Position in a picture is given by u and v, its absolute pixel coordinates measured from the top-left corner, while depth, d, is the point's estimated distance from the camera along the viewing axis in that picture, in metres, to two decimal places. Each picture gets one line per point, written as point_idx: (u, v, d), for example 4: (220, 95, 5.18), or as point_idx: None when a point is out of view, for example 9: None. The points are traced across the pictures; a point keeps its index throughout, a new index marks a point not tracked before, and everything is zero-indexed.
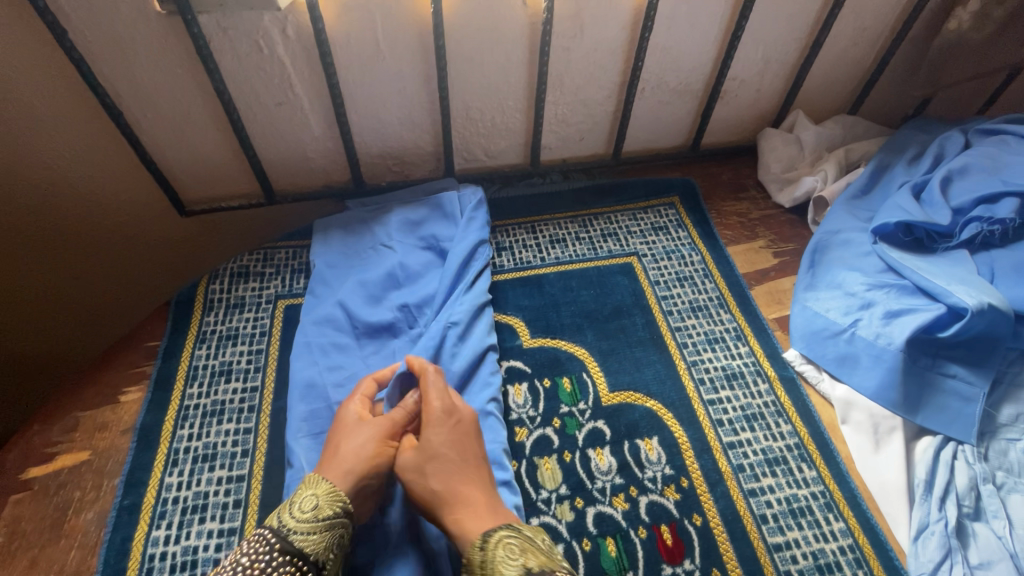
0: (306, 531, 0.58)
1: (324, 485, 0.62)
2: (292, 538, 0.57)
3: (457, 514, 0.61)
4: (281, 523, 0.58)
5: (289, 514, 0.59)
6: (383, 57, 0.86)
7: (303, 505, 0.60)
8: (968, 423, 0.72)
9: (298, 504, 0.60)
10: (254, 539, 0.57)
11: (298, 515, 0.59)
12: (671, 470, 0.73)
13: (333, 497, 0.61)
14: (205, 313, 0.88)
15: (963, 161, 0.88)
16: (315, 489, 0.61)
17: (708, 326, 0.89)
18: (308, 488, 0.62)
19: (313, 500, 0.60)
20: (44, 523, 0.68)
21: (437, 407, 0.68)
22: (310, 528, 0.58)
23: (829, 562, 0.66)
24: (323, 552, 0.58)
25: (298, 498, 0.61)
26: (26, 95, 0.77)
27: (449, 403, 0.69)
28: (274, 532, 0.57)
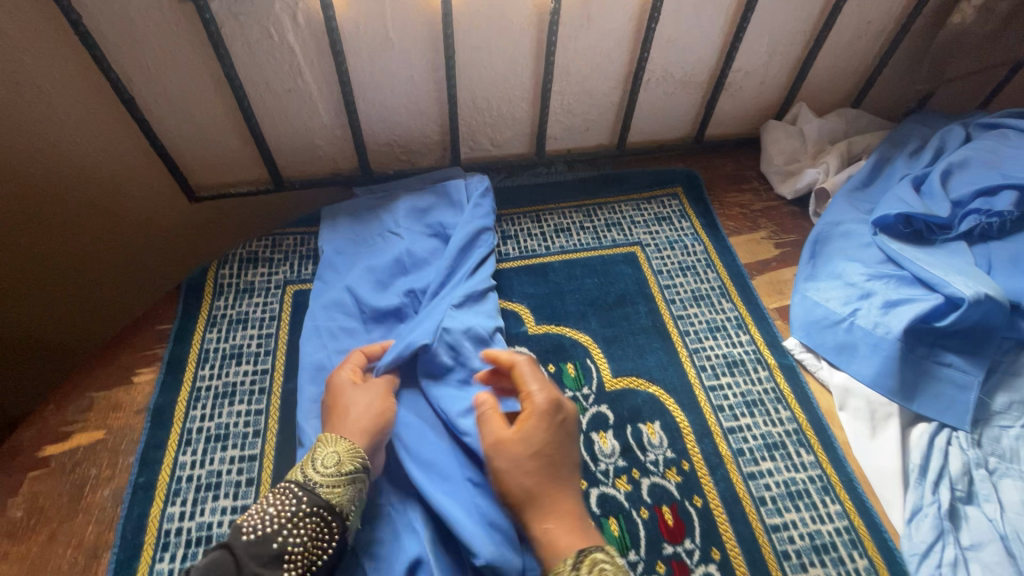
0: (331, 485, 0.61)
1: (344, 442, 0.64)
2: (318, 490, 0.61)
3: (547, 524, 0.60)
4: (304, 477, 0.62)
5: (311, 469, 0.63)
6: (391, 46, 0.87)
7: (325, 460, 0.63)
8: (963, 410, 0.74)
9: (319, 459, 0.63)
10: (282, 491, 0.61)
11: (321, 471, 0.62)
12: (673, 453, 0.75)
13: (352, 453, 0.64)
14: (216, 298, 0.90)
15: (964, 154, 0.89)
16: (334, 446, 0.64)
17: (710, 314, 0.90)
18: (329, 444, 0.64)
19: (333, 456, 0.63)
20: (61, 499, 0.70)
21: (539, 399, 0.66)
22: (334, 482, 0.62)
23: (825, 543, 0.68)
24: (346, 503, 0.61)
25: (318, 453, 0.64)
26: (40, 80, 0.78)
27: (551, 395, 0.67)
28: (301, 485, 0.61)
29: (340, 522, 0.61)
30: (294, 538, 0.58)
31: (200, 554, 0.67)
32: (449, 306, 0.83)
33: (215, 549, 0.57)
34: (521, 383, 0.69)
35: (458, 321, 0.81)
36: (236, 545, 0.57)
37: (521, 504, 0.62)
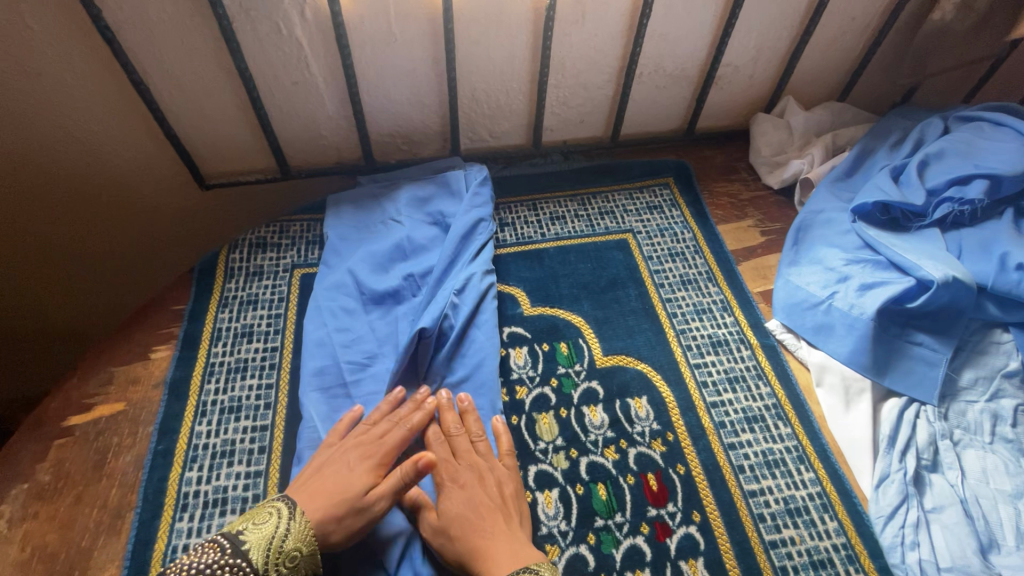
0: None
1: (311, 545, 0.65)
2: None
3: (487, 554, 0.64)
4: (263, 561, 0.62)
5: (270, 554, 0.63)
6: (394, 40, 0.91)
7: (286, 557, 0.63)
8: (931, 385, 0.78)
9: (281, 551, 0.63)
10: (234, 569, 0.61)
11: (280, 567, 0.63)
12: (658, 425, 0.80)
13: (311, 559, 0.64)
14: (226, 280, 0.95)
15: (940, 146, 0.93)
16: (299, 545, 0.64)
17: (697, 298, 0.95)
18: (294, 538, 0.64)
19: (294, 555, 0.64)
20: (86, 464, 0.75)
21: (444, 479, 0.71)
22: None
23: (798, 506, 0.73)
24: None
25: (284, 544, 0.64)
26: (61, 71, 0.82)
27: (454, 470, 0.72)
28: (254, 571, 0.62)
29: None
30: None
31: (216, 515, 0.72)
32: (453, 294, 0.88)
33: None
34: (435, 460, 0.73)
35: (462, 309, 0.87)
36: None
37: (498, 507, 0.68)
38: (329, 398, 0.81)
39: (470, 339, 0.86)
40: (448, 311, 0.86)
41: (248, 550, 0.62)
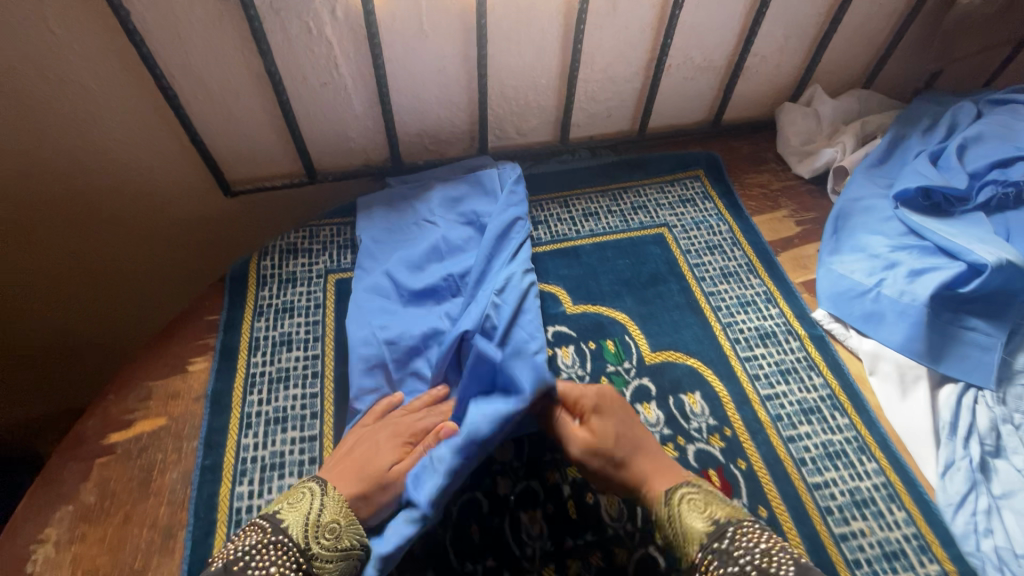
0: (325, 560, 0.61)
1: (347, 517, 0.64)
2: (314, 563, 0.60)
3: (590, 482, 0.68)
4: (302, 538, 0.61)
5: (309, 531, 0.62)
6: (425, 37, 0.89)
7: (324, 530, 0.63)
8: (988, 370, 0.78)
9: (319, 525, 0.63)
10: (276, 548, 0.60)
11: (320, 541, 0.62)
12: (715, 420, 0.79)
13: (351, 529, 0.64)
14: (260, 288, 0.92)
15: (977, 130, 0.93)
16: (337, 516, 0.64)
17: (739, 290, 0.94)
18: (330, 512, 0.64)
19: (333, 527, 0.63)
20: (131, 483, 0.73)
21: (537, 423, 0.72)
22: (328, 557, 0.61)
23: (864, 497, 0.72)
24: None
25: (321, 517, 0.63)
26: (86, 79, 0.80)
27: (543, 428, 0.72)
28: (298, 549, 0.60)
29: None
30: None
31: None
32: (494, 294, 0.85)
33: None
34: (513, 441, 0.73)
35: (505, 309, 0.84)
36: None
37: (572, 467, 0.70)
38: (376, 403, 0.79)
39: (514, 339, 0.81)
40: (491, 311, 0.83)
41: (286, 527, 0.62)
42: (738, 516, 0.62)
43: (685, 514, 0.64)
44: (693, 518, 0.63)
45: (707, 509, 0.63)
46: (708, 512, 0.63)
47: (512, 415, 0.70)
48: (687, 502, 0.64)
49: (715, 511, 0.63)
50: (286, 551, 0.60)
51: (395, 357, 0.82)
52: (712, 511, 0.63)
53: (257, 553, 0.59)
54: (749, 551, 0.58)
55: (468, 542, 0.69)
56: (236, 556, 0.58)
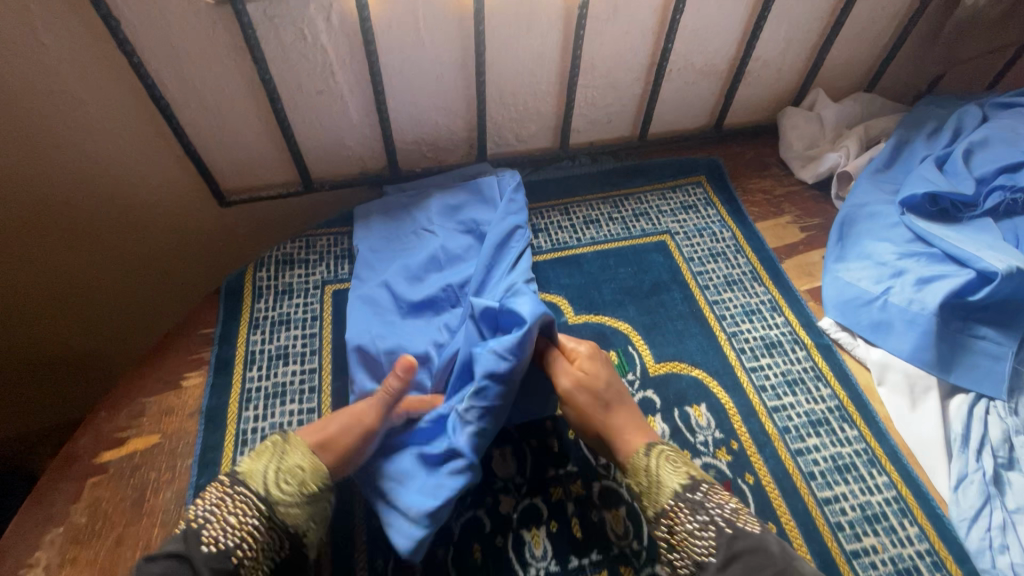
0: (288, 504, 0.62)
1: (309, 462, 0.65)
2: (277, 508, 0.61)
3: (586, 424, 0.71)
4: (264, 488, 0.62)
5: (272, 481, 0.63)
6: (422, 43, 0.88)
7: (286, 475, 0.63)
8: (999, 380, 0.76)
9: (282, 474, 0.63)
10: (239, 500, 0.61)
11: (282, 486, 0.63)
12: (721, 434, 0.77)
13: (315, 473, 0.65)
14: (255, 300, 0.91)
15: (984, 133, 0.91)
16: (301, 461, 0.65)
17: (744, 298, 0.92)
18: (292, 459, 0.65)
19: (295, 473, 0.64)
20: (124, 503, 0.71)
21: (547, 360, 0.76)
22: (292, 501, 0.62)
23: (876, 513, 0.71)
24: (302, 524, 0.62)
25: (284, 463, 0.64)
26: (76, 89, 0.78)
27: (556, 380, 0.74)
28: (260, 497, 0.61)
29: (294, 538, 0.62)
30: (251, 552, 0.59)
31: None
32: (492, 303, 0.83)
33: (169, 557, 0.56)
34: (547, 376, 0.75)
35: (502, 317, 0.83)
36: (194, 557, 0.56)
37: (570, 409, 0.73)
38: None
39: None
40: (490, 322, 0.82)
41: (246, 479, 0.62)
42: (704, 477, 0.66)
43: (658, 467, 0.65)
44: (665, 472, 0.65)
45: (678, 467, 0.66)
46: (680, 470, 0.65)
47: (524, 350, 0.71)
48: (660, 458, 0.66)
49: (689, 468, 0.66)
50: (250, 503, 0.61)
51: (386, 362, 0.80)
52: (684, 469, 0.65)
53: (221, 510, 0.60)
54: (717, 509, 0.62)
55: (472, 564, 0.67)
56: (199, 515, 0.59)
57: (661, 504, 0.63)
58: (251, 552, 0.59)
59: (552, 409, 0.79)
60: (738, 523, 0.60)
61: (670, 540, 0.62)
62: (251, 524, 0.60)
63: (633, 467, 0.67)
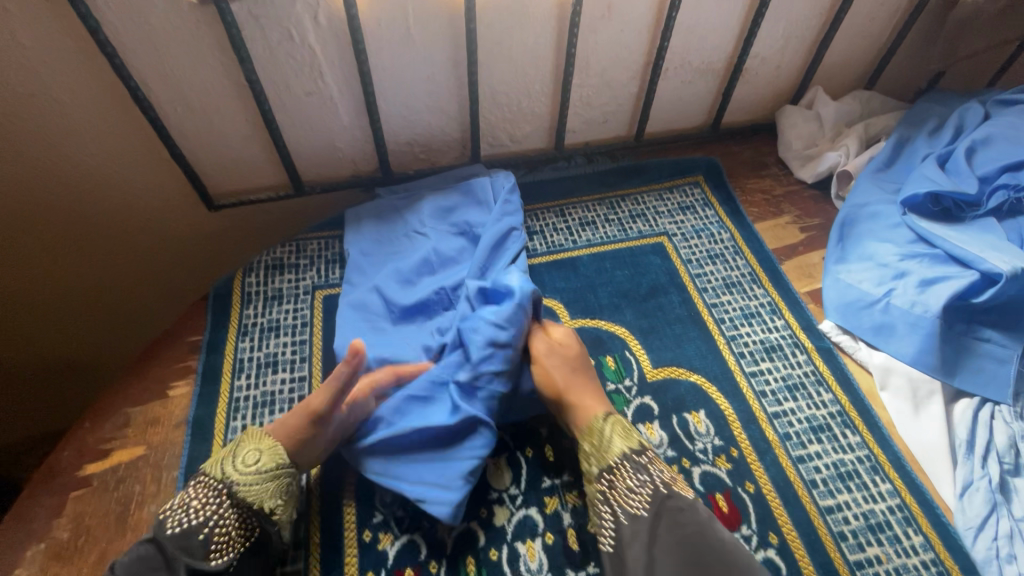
0: (248, 483, 0.62)
1: (265, 441, 0.65)
2: (236, 488, 0.62)
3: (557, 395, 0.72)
4: (224, 473, 0.63)
5: (230, 465, 0.63)
6: (413, 43, 0.86)
7: (244, 457, 0.64)
8: (1004, 384, 0.75)
9: (242, 458, 0.64)
10: (200, 486, 0.62)
11: (239, 468, 0.63)
12: (721, 441, 0.75)
13: (274, 451, 0.64)
14: (244, 307, 0.89)
15: (986, 131, 0.90)
16: (257, 444, 0.65)
17: (743, 301, 0.90)
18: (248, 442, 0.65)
19: (252, 453, 0.64)
20: (107, 518, 0.69)
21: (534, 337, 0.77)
22: (251, 480, 0.62)
23: (879, 522, 0.69)
24: (265, 501, 0.62)
25: (241, 449, 0.65)
26: (56, 91, 0.76)
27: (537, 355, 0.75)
28: (219, 480, 0.62)
29: (262, 516, 0.62)
30: (219, 535, 0.59)
31: None
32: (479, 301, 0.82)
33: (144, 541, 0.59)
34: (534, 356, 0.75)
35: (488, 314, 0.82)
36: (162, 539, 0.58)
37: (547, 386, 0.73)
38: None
39: None
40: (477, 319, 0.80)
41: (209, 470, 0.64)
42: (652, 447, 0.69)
43: (611, 432, 0.67)
44: (616, 437, 0.67)
45: (630, 435, 0.68)
46: (632, 438, 0.67)
47: (518, 319, 0.75)
48: (614, 424, 0.68)
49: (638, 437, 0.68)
50: (211, 488, 0.62)
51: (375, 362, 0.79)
52: (634, 437, 0.68)
53: (185, 498, 0.61)
54: (658, 474, 0.64)
55: None
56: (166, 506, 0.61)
57: (608, 464, 0.65)
58: (220, 532, 0.59)
59: (535, 410, 0.77)
60: (674, 488, 0.63)
61: (607, 496, 0.64)
62: (217, 509, 0.60)
63: (588, 429, 0.68)
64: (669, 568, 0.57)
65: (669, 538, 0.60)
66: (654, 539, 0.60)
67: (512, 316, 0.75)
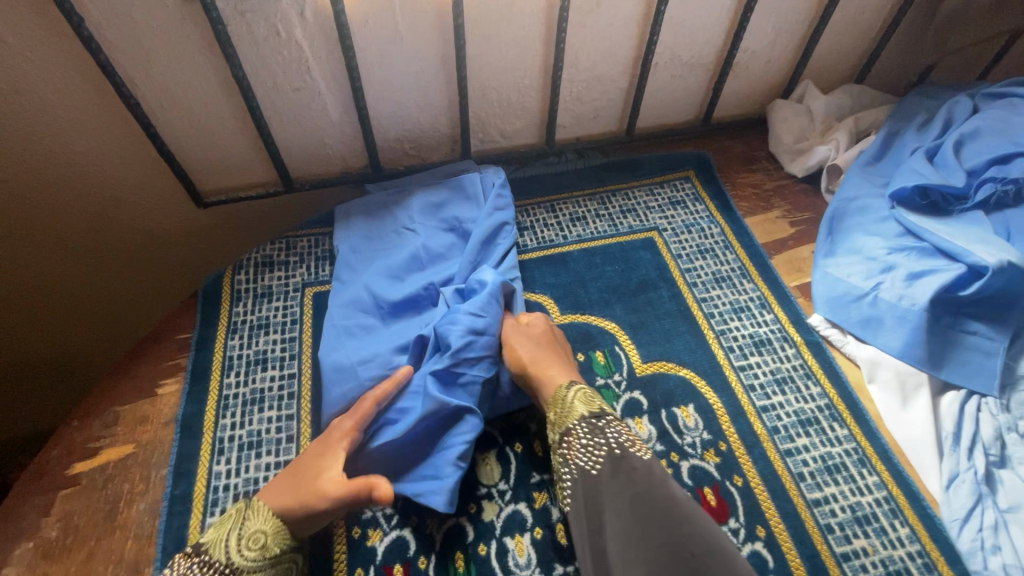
0: (251, 569, 0.60)
1: (274, 525, 0.62)
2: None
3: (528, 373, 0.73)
4: (225, 557, 0.59)
5: (233, 548, 0.60)
6: (401, 38, 0.85)
7: (250, 541, 0.61)
8: (990, 376, 0.75)
9: (245, 538, 0.61)
10: (199, 568, 0.58)
11: (244, 552, 0.60)
12: (709, 435, 0.75)
13: (279, 535, 0.62)
14: (233, 304, 0.88)
15: (974, 124, 0.90)
16: (263, 525, 0.62)
17: (732, 295, 0.91)
18: (255, 523, 0.62)
19: (258, 538, 0.61)
20: (96, 516, 0.69)
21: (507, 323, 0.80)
22: (255, 566, 0.60)
23: (866, 514, 0.69)
24: None
25: (246, 529, 0.61)
26: (40, 89, 0.75)
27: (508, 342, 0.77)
28: (221, 565, 0.59)
29: None
30: None
31: None
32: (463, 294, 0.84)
33: None
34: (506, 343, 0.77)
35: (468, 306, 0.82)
36: None
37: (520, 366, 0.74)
38: (349, 404, 0.76)
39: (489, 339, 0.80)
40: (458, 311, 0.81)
41: (208, 548, 0.60)
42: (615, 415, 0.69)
43: (573, 397, 0.69)
44: (578, 402, 0.69)
45: (593, 403, 0.69)
46: (594, 404, 0.68)
47: (492, 306, 0.79)
48: (579, 392, 0.70)
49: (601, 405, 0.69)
50: (212, 572, 0.58)
51: (362, 354, 0.79)
52: (597, 404, 0.69)
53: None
54: (613, 435, 0.64)
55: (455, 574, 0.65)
56: None
57: (566, 424, 0.67)
58: None
59: (521, 403, 0.77)
60: (628, 448, 0.62)
61: (562, 454, 0.66)
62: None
63: (553, 398, 0.71)
64: (619, 526, 0.55)
65: (621, 490, 0.58)
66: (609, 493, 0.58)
67: (488, 306, 0.79)
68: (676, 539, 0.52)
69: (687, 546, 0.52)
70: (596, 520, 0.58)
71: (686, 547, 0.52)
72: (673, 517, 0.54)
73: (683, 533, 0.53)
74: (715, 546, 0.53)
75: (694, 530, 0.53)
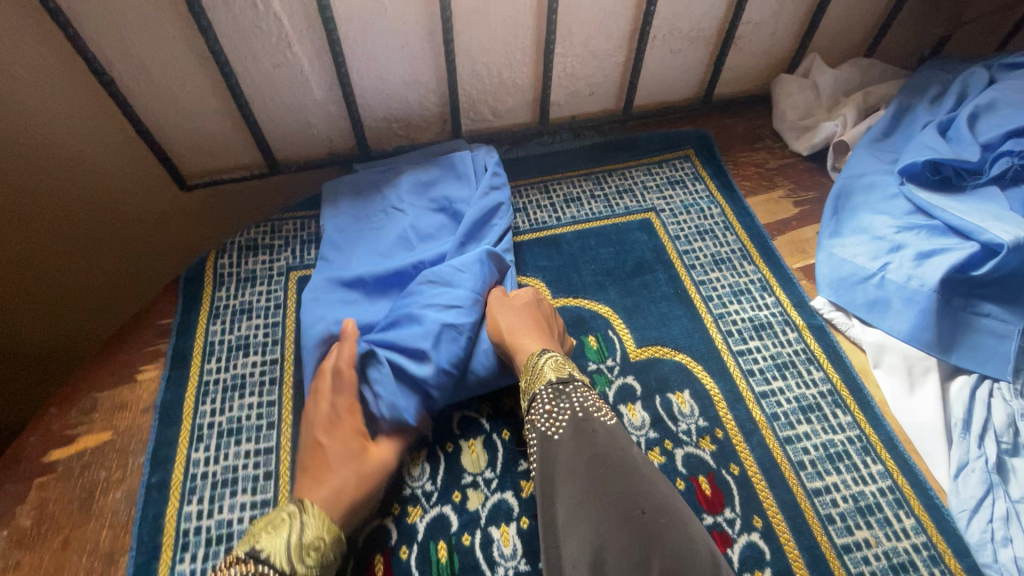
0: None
1: (333, 532, 0.59)
2: None
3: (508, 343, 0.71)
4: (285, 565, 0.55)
5: (292, 556, 0.56)
6: (384, 10, 0.82)
7: (309, 549, 0.57)
8: (1003, 360, 0.71)
9: (303, 546, 0.57)
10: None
11: (304, 560, 0.56)
12: (705, 421, 0.72)
13: (334, 541, 0.59)
14: (216, 288, 0.86)
15: (991, 96, 0.85)
16: (322, 532, 0.58)
17: (732, 278, 0.87)
18: (314, 530, 0.58)
19: (317, 546, 0.58)
20: (71, 505, 0.67)
21: (494, 294, 0.77)
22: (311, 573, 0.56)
23: (869, 504, 0.66)
24: None
25: (305, 537, 0.58)
26: (7, 64, 0.72)
27: (494, 312, 0.74)
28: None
29: None
30: None
31: (223, 552, 0.65)
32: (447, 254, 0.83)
33: None
34: (489, 316, 0.75)
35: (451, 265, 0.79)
36: None
37: (501, 337, 0.72)
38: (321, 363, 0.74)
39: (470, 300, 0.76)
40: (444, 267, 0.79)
41: (267, 555, 0.55)
42: (586, 381, 0.66)
43: (544, 364, 0.66)
44: (547, 367, 0.65)
45: (564, 369, 0.66)
46: (564, 370, 0.65)
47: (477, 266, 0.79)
48: (550, 359, 0.67)
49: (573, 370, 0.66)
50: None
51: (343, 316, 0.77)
52: (568, 371, 0.66)
53: None
54: (579, 399, 0.62)
55: (437, 564, 0.63)
56: None
57: (534, 390, 0.64)
58: None
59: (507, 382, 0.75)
60: (592, 413, 0.60)
61: (529, 419, 0.63)
62: None
63: (526, 364, 0.68)
64: (575, 487, 0.54)
65: (579, 454, 0.56)
66: (570, 459, 0.56)
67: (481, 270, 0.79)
68: (630, 497, 0.51)
69: (639, 504, 0.51)
70: (551, 482, 0.57)
71: (637, 505, 0.51)
72: (628, 477, 0.53)
73: (635, 492, 0.52)
74: (668, 507, 0.51)
75: (648, 490, 0.52)
